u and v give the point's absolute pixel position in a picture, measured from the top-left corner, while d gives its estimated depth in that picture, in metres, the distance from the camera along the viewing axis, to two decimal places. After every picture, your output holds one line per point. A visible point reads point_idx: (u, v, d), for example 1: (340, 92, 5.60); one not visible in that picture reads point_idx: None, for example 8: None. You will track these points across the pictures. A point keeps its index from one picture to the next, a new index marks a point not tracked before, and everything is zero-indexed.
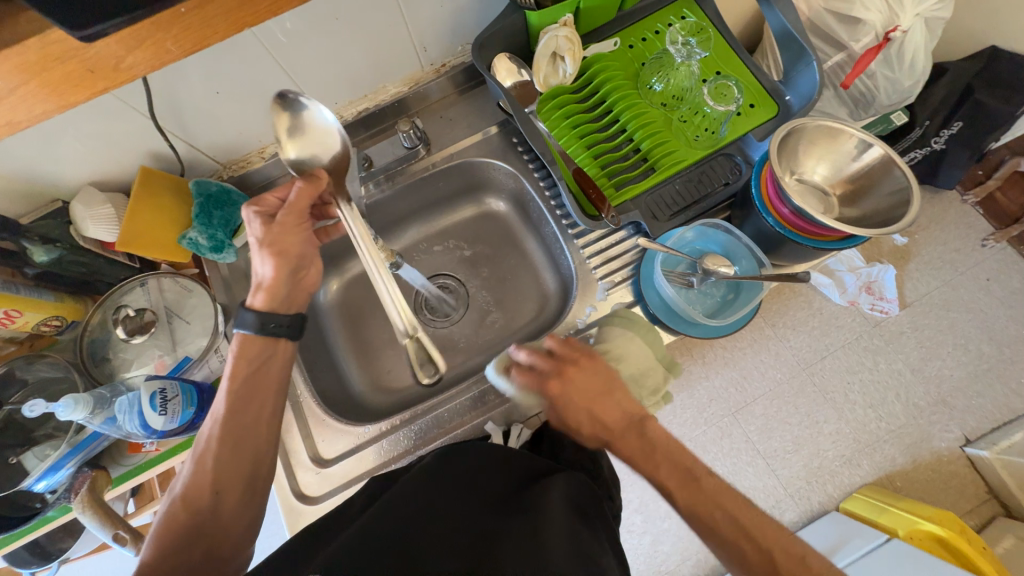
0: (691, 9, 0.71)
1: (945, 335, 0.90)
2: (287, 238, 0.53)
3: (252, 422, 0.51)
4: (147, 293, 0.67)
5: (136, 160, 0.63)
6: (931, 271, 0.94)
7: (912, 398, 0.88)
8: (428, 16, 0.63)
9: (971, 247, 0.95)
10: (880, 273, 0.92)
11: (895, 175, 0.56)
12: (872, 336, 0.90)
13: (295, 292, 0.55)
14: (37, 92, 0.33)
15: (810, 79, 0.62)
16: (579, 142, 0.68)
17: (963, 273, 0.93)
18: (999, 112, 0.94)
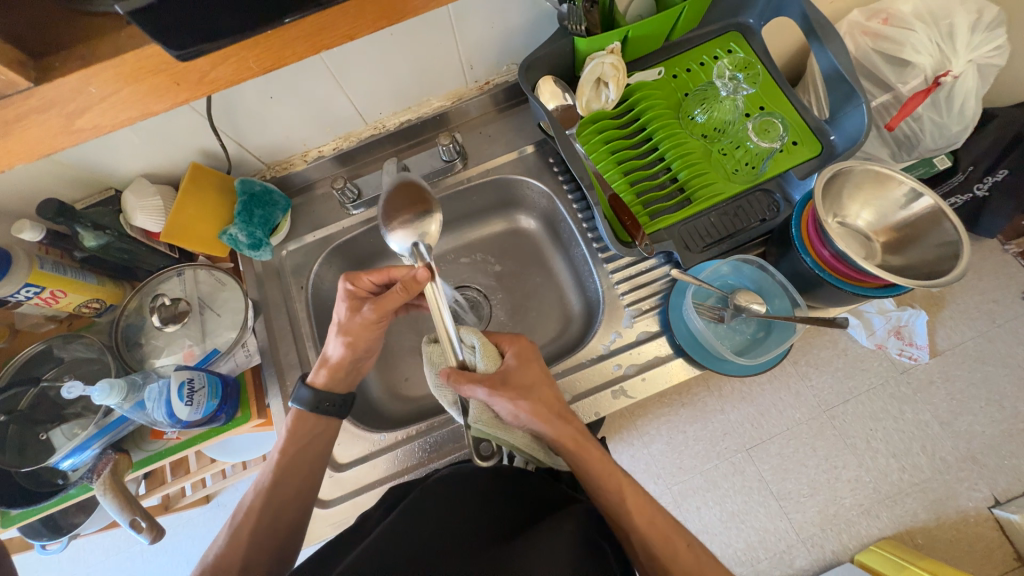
0: (740, 43, 0.71)
1: (978, 388, 0.87)
2: (365, 332, 0.59)
3: (293, 492, 0.58)
4: (183, 283, 0.69)
5: (188, 156, 0.65)
6: (966, 321, 0.90)
7: (939, 452, 0.84)
8: (479, 36, 0.64)
9: (1011, 298, 0.91)
10: (911, 318, 0.86)
11: (944, 230, 0.54)
12: (899, 383, 0.87)
13: (346, 377, 0.62)
14: (125, 100, 0.36)
15: (858, 121, 0.61)
16: (616, 168, 0.68)
17: (1001, 326, 0.90)
18: None
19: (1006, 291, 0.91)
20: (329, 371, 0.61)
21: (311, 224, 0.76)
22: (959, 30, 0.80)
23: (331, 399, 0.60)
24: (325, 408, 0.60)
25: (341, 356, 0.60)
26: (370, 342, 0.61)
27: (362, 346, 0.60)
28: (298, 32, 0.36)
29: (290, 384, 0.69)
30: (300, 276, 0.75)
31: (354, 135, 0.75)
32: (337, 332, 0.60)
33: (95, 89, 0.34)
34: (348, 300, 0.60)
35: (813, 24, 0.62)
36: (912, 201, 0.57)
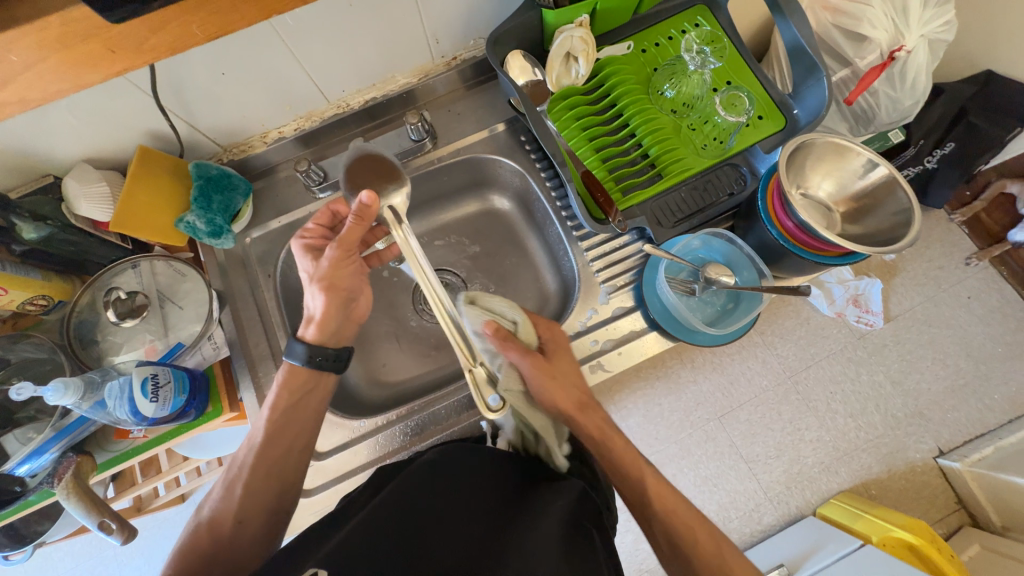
0: (706, 17, 0.71)
1: (925, 349, 0.93)
2: (338, 272, 0.59)
3: (291, 452, 0.57)
4: (139, 275, 0.65)
5: (135, 139, 0.61)
6: (916, 287, 0.96)
7: (890, 409, 0.91)
8: (443, 7, 0.62)
9: (955, 265, 0.98)
10: (868, 287, 0.93)
11: (900, 196, 0.56)
12: (856, 348, 0.92)
13: (336, 318, 0.59)
14: (54, 70, 0.33)
15: (818, 94, 0.63)
16: (588, 145, 0.68)
17: (946, 290, 0.96)
18: (989, 133, 0.97)
19: (951, 258, 0.98)
20: (315, 315, 0.58)
21: (276, 209, 0.73)
22: (912, 5, 0.83)
23: (318, 344, 0.58)
24: (320, 361, 0.57)
25: (325, 303, 0.58)
26: (347, 280, 0.60)
27: (343, 284, 0.59)
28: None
29: (263, 375, 0.67)
30: (268, 264, 0.72)
31: (317, 114, 0.71)
32: (311, 280, 0.58)
33: (17, 57, 0.31)
34: (310, 253, 0.60)
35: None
36: (867, 170, 0.59)
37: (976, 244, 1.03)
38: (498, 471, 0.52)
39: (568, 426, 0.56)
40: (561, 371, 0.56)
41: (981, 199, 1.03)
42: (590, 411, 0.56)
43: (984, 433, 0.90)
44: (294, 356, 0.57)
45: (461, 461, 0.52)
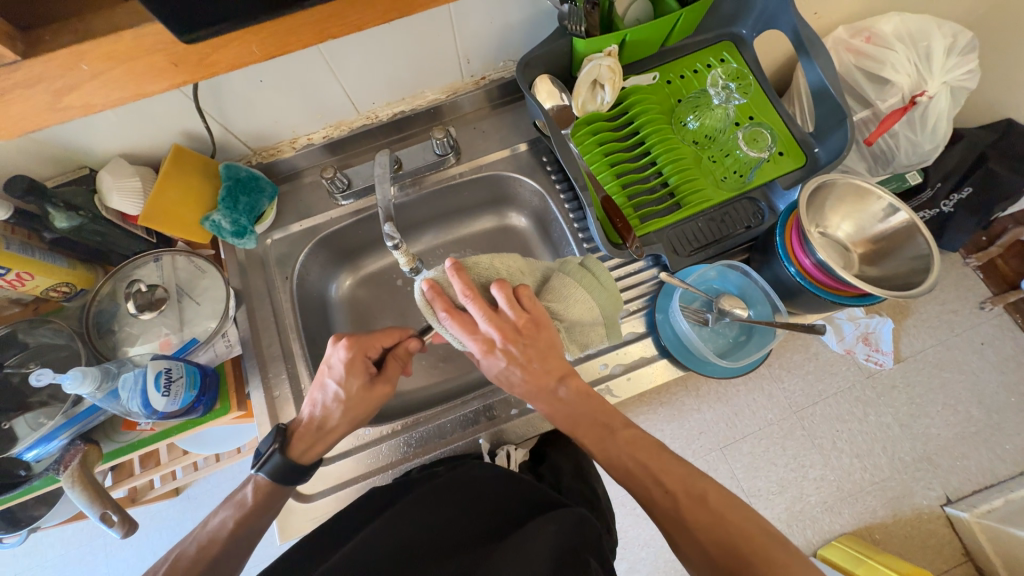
0: (732, 53, 0.73)
1: (935, 393, 0.96)
2: (369, 404, 0.56)
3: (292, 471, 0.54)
4: (161, 269, 0.67)
5: (169, 138, 0.63)
6: (928, 329, 1.01)
7: (898, 453, 0.93)
8: (477, 30, 0.64)
9: (969, 310, 1.03)
10: (878, 325, 0.97)
11: (919, 244, 0.56)
12: (865, 387, 0.95)
13: (324, 444, 0.56)
14: (118, 79, 0.34)
15: (840, 136, 0.64)
16: (609, 170, 0.69)
17: (959, 336, 1.00)
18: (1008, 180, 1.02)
19: (966, 303, 1.04)
20: (309, 442, 0.55)
21: (298, 212, 0.74)
22: (935, 53, 0.89)
23: (292, 457, 0.54)
24: (289, 479, 0.54)
25: (336, 428, 0.56)
26: (360, 414, 0.56)
27: (360, 418, 0.57)
28: (301, 22, 0.35)
29: (273, 375, 0.66)
30: (286, 266, 0.72)
31: (346, 124, 0.73)
32: (338, 405, 0.55)
33: (88, 67, 0.33)
34: (354, 372, 0.55)
35: (803, 40, 0.64)
36: (887, 213, 0.59)
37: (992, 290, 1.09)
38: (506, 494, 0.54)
39: (553, 402, 0.54)
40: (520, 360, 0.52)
41: (997, 245, 1.08)
42: (557, 399, 0.53)
43: (994, 484, 0.91)
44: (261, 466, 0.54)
45: (469, 482, 0.54)
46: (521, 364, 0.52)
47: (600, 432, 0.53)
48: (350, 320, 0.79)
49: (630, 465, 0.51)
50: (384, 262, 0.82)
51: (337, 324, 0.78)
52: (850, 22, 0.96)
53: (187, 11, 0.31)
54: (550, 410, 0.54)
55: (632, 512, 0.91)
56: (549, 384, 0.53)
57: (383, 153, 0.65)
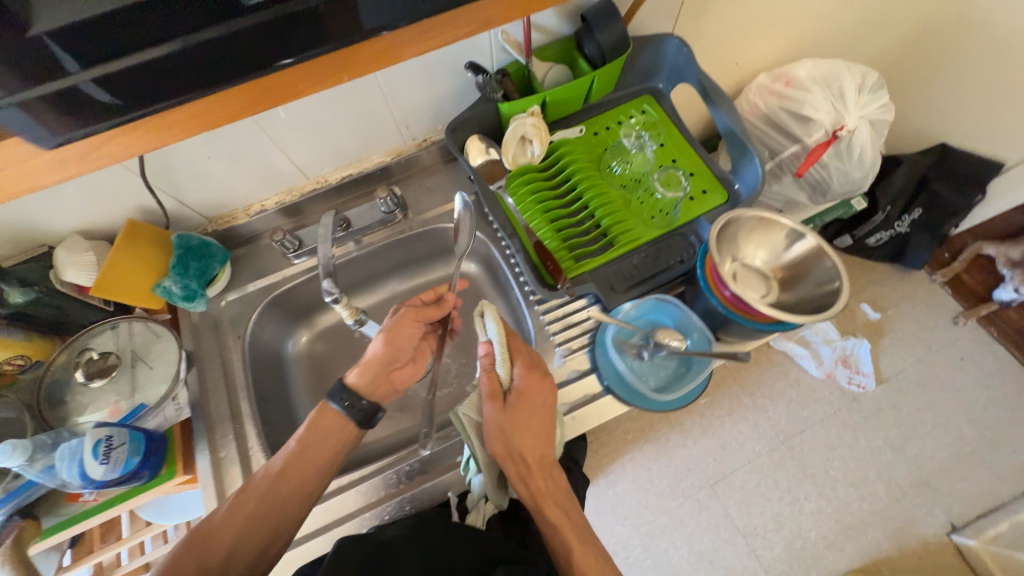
0: (652, 105, 0.80)
1: (924, 415, 1.18)
2: (403, 329, 0.65)
3: (275, 500, 0.56)
4: (116, 336, 0.69)
5: (123, 213, 0.67)
6: (906, 346, 1.26)
7: (895, 479, 1.11)
8: (410, 100, 0.70)
9: (945, 323, 1.30)
10: (856, 347, 1.24)
11: (826, 267, 0.59)
12: (851, 411, 1.17)
13: (372, 377, 0.62)
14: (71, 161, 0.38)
15: (753, 172, 0.70)
16: (543, 216, 0.73)
17: (940, 352, 1.26)
18: (952, 200, 1.25)
19: (941, 318, 1.31)
20: (367, 380, 0.62)
21: (254, 273, 0.77)
22: (848, 92, 0.96)
23: (356, 398, 0.60)
24: (352, 410, 0.59)
25: (376, 351, 0.62)
26: (330, 462, 0.58)
27: (397, 342, 0.64)
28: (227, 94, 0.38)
29: (220, 437, 0.66)
30: (238, 325, 0.74)
31: (296, 189, 0.78)
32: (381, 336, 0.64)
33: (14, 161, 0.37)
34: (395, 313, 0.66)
35: (709, 91, 0.71)
36: (791, 243, 0.62)
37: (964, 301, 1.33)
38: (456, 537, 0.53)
39: (541, 478, 0.58)
40: (532, 422, 0.59)
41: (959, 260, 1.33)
42: (548, 474, 0.59)
43: (998, 505, 1.09)
44: (338, 402, 0.59)
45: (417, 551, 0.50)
46: (537, 424, 0.59)
47: (571, 520, 0.57)
48: (309, 375, 0.81)
49: (585, 555, 0.54)
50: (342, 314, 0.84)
51: (293, 379, 0.79)
52: (771, 68, 1.06)
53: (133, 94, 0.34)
54: (541, 485, 0.58)
55: (653, 550, 1.08)
56: (547, 459, 0.60)
57: (329, 215, 0.69)
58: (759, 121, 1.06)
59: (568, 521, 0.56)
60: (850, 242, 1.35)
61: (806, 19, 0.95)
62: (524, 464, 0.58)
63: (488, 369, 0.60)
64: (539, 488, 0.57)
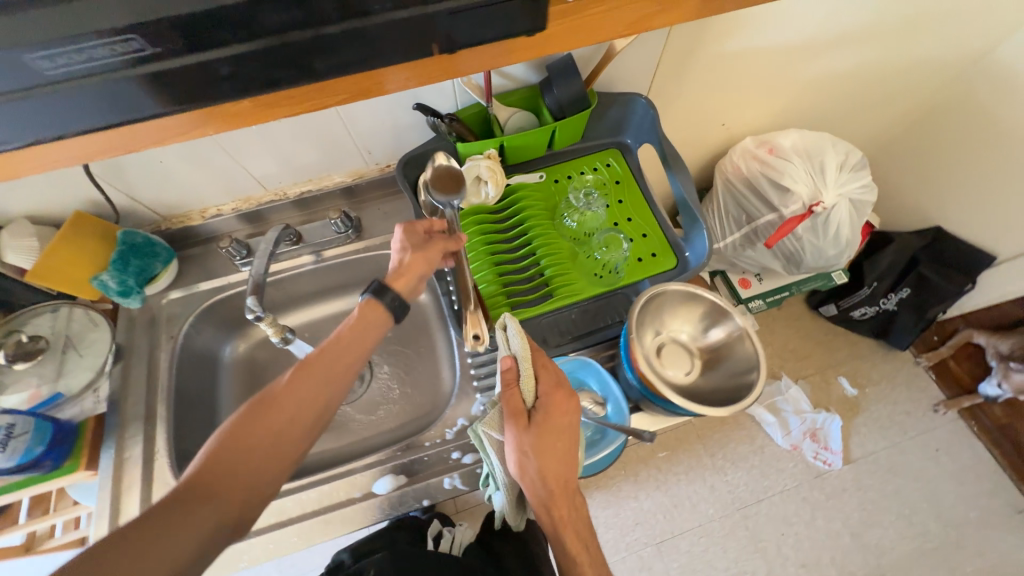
0: (617, 159, 0.79)
1: (888, 504, 1.12)
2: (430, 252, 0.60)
3: (265, 454, 0.48)
4: (54, 319, 0.70)
5: (74, 204, 0.68)
6: (879, 431, 1.19)
7: (849, 565, 1.08)
8: (370, 129, 0.71)
9: (922, 411, 1.22)
10: (826, 422, 1.19)
11: (743, 352, 0.58)
12: (813, 488, 1.13)
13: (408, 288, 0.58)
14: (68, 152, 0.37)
15: (703, 243, 0.70)
16: (487, 259, 0.72)
17: (912, 439, 1.19)
18: (941, 289, 1.18)
19: (919, 404, 1.23)
20: (406, 282, 0.58)
21: (201, 274, 0.78)
22: (828, 168, 0.95)
23: (396, 294, 0.57)
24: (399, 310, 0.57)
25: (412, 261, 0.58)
26: (332, 394, 0.52)
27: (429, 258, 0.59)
28: (170, 121, 0.38)
29: (129, 436, 0.66)
30: (174, 325, 0.74)
31: (254, 198, 0.79)
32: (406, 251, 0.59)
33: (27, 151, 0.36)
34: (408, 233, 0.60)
35: (668, 156, 0.71)
36: (710, 327, 0.62)
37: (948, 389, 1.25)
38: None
39: (565, 505, 0.53)
40: (555, 444, 0.52)
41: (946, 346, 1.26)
42: (570, 501, 0.53)
43: None
44: (379, 299, 0.56)
45: None
46: (564, 446, 0.53)
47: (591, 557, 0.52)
48: (241, 381, 0.81)
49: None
50: (295, 321, 0.86)
51: (224, 384, 0.79)
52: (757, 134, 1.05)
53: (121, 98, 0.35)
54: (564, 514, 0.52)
55: None
56: (572, 485, 0.53)
57: (274, 229, 0.70)
58: (740, 185, 1.03)
59: (587, 555, 0.51)
60: (835, 312, 1.27)
61: (794, 90, 0.94)
62: (548, 491, 0.51)
63: (510, 384, 0.53)
64: (563, 517, 0.52)
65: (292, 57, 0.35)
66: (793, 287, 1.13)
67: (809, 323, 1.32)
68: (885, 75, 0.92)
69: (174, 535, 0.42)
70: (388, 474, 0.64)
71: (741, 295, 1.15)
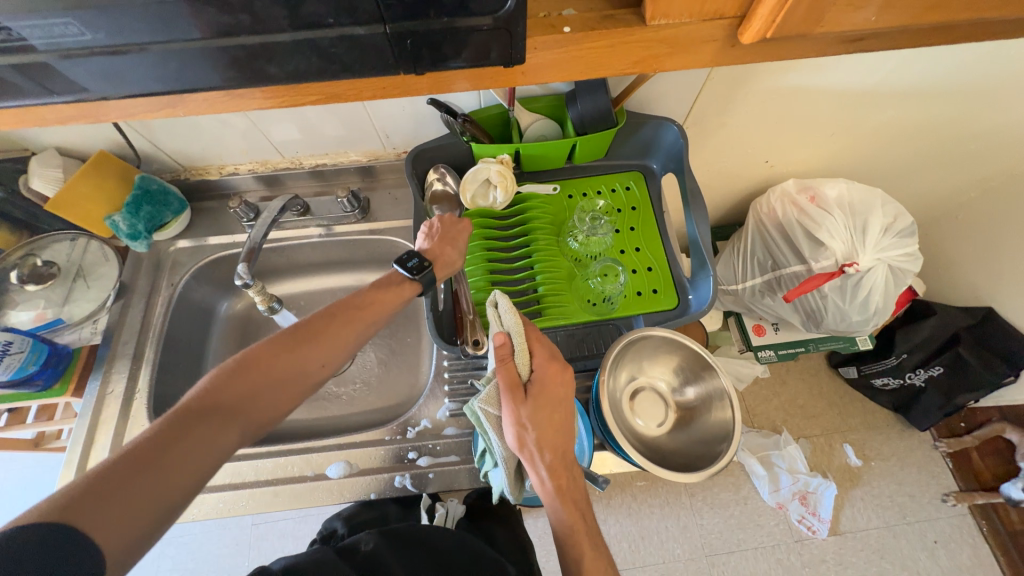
0: (638, 184, 0.75)
1: None
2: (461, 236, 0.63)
3: (272, 388, 0.45)
4: (71, 248, 0.73)
5: (101, 143, 0.71)
6: (875, 508, 1.12)
7: None
8: (390, 115, 0.70)
9: (930, 498, 1.13)
10: (820, 487, 1.12)
11: (715, 419, 0.58)
12: (789, 552, 1.08)
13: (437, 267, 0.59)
14: (67, 117, 0.35)
15: (707, 288, 0.65)
16: (483, 264, 0.70)
17: (910, 526, 1.10)
18: (979, 374, 1.04)
19: (928, 490, 1.13)
20: (438, 268, 0.59)
21: (211, 228, 0.80)
22: (871, 229, 0.88)
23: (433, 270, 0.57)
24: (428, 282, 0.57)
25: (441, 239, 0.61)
26: (348, 350, 0.50)
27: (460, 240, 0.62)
28: (129, 103, 0.35)
29: (115, 370, 0.69)
30: (176, 273, 0.77)
31: (271, 163, 0.80)
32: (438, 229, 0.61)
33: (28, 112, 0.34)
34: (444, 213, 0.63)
35: (689, 193, 0.67)
36: (686, 383, 0.63)
37: (965, 481, 1.14)
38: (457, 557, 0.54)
39: (562, 475, 0.50)
40: (549, 415, 0.50)
41: (972, 435, 1.17)
42: (568, 471, 0.50)
43: None
44: (418, 272, 0.56)
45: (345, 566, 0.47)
46: (559, 415, 0.51)
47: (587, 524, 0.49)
48: (233, 335, 0.83)
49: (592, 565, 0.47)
50: (294, 287, 0.87)
51: (215, 335, 0.82)
52: (803, 177, 0.98)
53: (106, 77, 0.31)
54: (560, 481, 0.49)
55: None
56: (569, 454, 0.51)
57: (280, 201, 0.71)
58: (772, 230, 0.96)
59: (584, 523, 0.49)
60: (854, 376, 1.19)
61: (850, 139, 0.85)
62: (552, 461, 0.49)
63: (503, 360, 0.50)
64: (565, 491, 0.49)
65: (247, 59, 0.31)
66: (808, 344, 1.07)
67: (825, 380, 1.24)
68: (959, 137, 0.83)
69: (178, 453, 0.39)
70: (342, 460, 0.65)
71: (752, 341, 1.10)
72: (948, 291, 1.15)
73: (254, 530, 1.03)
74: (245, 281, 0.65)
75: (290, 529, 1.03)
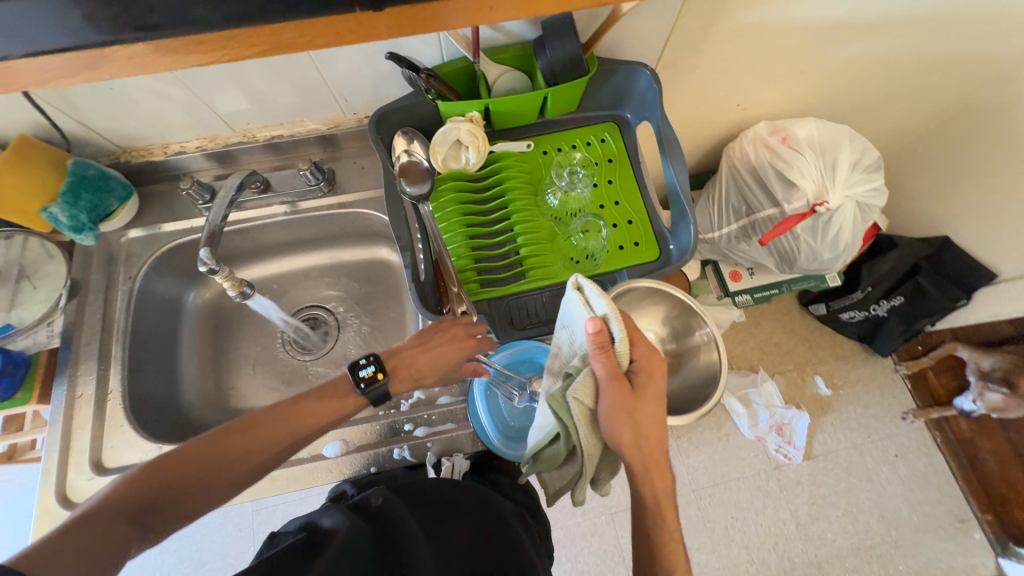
0: (613, 135, 0.73)
1: (839, 500, 1.15)
2: (441, 352, 0.59)
3: (221, 470, 0.48)
4: (8, 247, 0.68)
5: (21, 126, 0.63)
6: (843, 430, 1.21)
7: (789, 552, 1.12)
8: (346, 75, 0.65)
9: (891, 417, 1.22)
10: (794, 418, 1.20)
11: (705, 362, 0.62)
12: (768, 478, 1.16)
13: (401, 379, 0.57)
14: None
15: (687, 234, 0.65)
16: (461, 231, 0.68)
17: (874, 444, 1.20)
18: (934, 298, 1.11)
19: (890, 410, 1.23)
20: (399, 380, 0.57)
21: (163, 214, 0.75)
22: (840, 167, 0.90)
23: (384, 385, 0.54)
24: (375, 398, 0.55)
25: (415, 346, 0.58)
26: (304, 437, 0.53)
27: (433, 358, 0.58)
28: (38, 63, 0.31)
29: (82, 372, 0.66)
30: (132, 266, 0.72)
31: (221, 138, 0.74)
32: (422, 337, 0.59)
33: None
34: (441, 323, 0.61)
35: (665, 141, 0.66)
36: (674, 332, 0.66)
37: (921, 398, 1.24)
38: (468, 513, 0.55)
39: (650, 456, 0.50)
40: (648, 405, 0.48)
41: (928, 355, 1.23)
42: (657, 452, 0.50)
43: None
44: (369, 384, 0.54)
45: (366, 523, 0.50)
46: (656, 402, 0.49)
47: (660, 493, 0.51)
48: (205, 326, 0.80)
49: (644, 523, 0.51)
50: (264, 271, 0.83)
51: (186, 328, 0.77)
52: (774, 119, 0.97)
53: None
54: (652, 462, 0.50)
55: None
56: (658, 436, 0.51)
57: (237, 175, 0.66)
58: (746, 174, 0.97)
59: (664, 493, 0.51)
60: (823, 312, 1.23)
61: (818, 77, 0.85)
62: (643, 452, 0.49)
63: (606, 351, 0.45)
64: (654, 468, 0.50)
65: None
66: (782, 286, 1.11)
67: (797, 318, 1.30)
68: (922, 67, 0.83)
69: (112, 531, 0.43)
70: (337, 439, 0.64)
71: (729, 287, 1.14)
72: (909, 224, 1.20)
73: (256, 515, 1.04)
74: (210, 269, 0.61)
75: (291, 512, 1.03)
